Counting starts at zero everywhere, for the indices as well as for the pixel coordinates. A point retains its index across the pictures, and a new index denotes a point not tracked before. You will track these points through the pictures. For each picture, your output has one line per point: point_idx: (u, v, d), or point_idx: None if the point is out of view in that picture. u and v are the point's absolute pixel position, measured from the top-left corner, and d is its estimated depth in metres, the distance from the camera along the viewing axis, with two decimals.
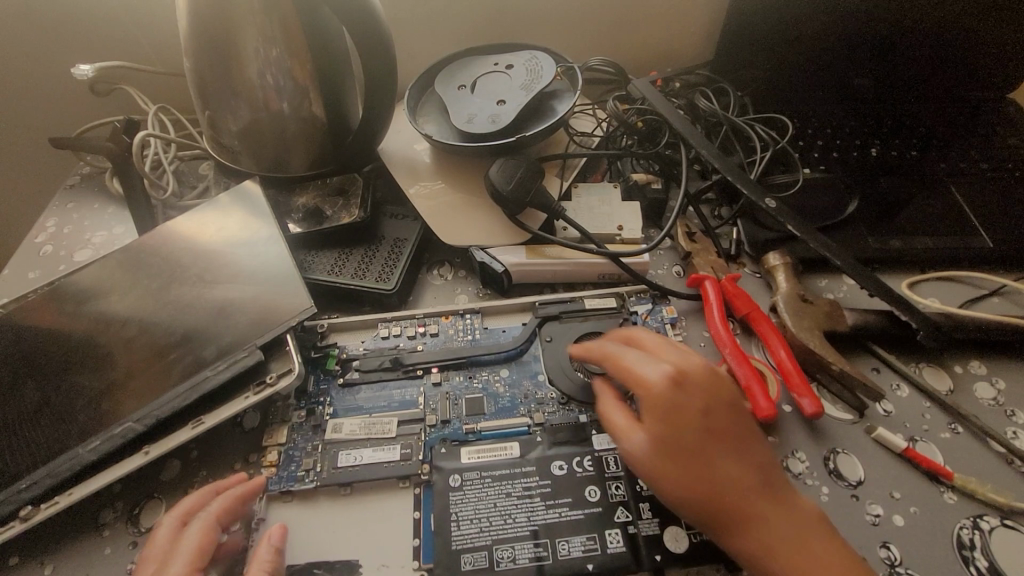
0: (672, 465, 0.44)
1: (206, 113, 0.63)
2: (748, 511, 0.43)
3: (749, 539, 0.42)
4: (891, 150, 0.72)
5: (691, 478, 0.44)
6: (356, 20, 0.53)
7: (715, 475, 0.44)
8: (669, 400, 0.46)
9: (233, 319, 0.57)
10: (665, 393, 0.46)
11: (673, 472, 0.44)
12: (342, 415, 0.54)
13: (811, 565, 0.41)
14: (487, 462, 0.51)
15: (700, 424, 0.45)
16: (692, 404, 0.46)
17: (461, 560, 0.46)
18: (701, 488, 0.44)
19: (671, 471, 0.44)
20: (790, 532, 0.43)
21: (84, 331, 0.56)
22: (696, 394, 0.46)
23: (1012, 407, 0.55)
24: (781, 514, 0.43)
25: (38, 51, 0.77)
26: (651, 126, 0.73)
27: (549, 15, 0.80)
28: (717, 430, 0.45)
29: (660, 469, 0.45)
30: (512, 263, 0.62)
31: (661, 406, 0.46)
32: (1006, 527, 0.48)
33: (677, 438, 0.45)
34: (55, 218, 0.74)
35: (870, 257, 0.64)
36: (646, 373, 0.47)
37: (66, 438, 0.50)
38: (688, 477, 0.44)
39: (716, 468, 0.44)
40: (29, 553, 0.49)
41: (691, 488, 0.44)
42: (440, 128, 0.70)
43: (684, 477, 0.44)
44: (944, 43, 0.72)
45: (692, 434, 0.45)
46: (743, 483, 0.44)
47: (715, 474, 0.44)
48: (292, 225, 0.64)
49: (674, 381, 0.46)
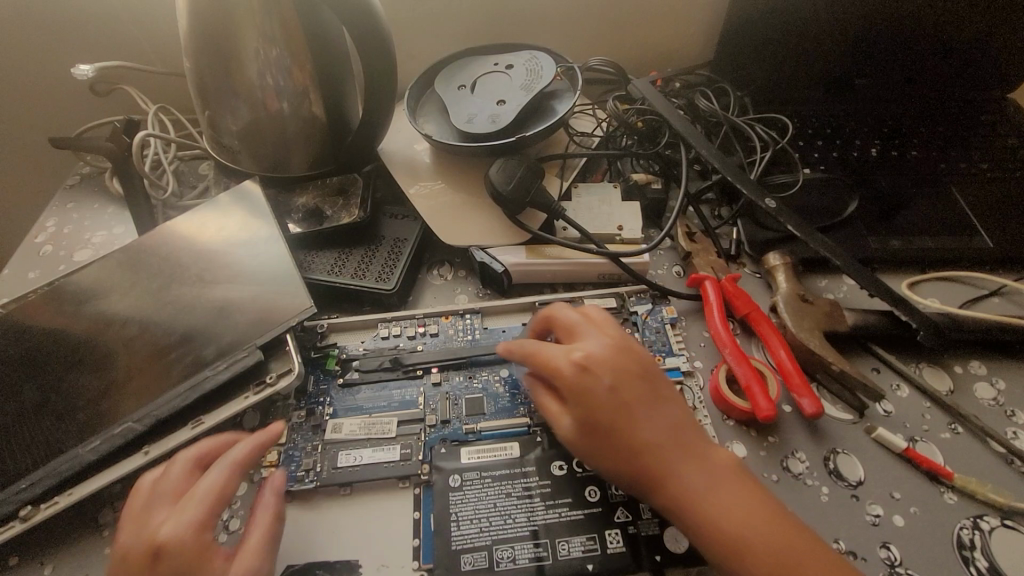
0: (590, 441, 0.46)
1: (206, 113, 0.63)
2: (666, 477, 0.44)
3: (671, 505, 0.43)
4: (891, 150, 0.73)
5: (608, 454, 0.45)
6: (356, 19, 0.53)
7: (629, 449, 0.45)
8: (575, 384, 0.47)
9: (233, 319, 0.57)
10: (571, 376, 0.47)
11: (596, 447, 0.46)
12: (342, 415, 0.54)
13: (728, 526, 0.42)
14: (487, 462, 0.51)
15: (611, 398, 0.46)
16: (599, 382, 0.47)
17: (461, 560, 0.46)
18: (618, 463, 0.45)
19: (594, 446, 0.46)
20: (710, 492, 0.43)
21: (84, 331, 0.56)
22: (603, 370, 0.47)
23: (1012, 407, 0.55)
24: (702, 475, 0.44)
25: (38, 51, 0.77)
26: (651, 126, 0.73)
27: (549, 15, 0.80)
28: (628, 404, 0.46)
29: (582, 447, 0.46)
30: (513, 263, 0.62)
31: (572, 388, 0.47)
32: (1006, 527, 0.48)
33: (590, 417, 0.46)
34: (55, 218, 0.74)
35: (870, 258, 0.64)
36: (555, 357, 0.49)
37: (66, 438, 0.50)
38: (608, 450, 0.45)
39: (631, 441, 0.45)
40: (28, 553, 0.49)
41: (609, 464, 0.45)
42: (441, 128, 0.70)
43: (605, 451, 0.45)
44: (944, 42, 0.72)
45: (604, 409, 0.46)
46: (658, 451, 0.44)
47: (629, 448, 0.45)
48: (292, 225, 0.64)
49: (579, 365, 0.48)
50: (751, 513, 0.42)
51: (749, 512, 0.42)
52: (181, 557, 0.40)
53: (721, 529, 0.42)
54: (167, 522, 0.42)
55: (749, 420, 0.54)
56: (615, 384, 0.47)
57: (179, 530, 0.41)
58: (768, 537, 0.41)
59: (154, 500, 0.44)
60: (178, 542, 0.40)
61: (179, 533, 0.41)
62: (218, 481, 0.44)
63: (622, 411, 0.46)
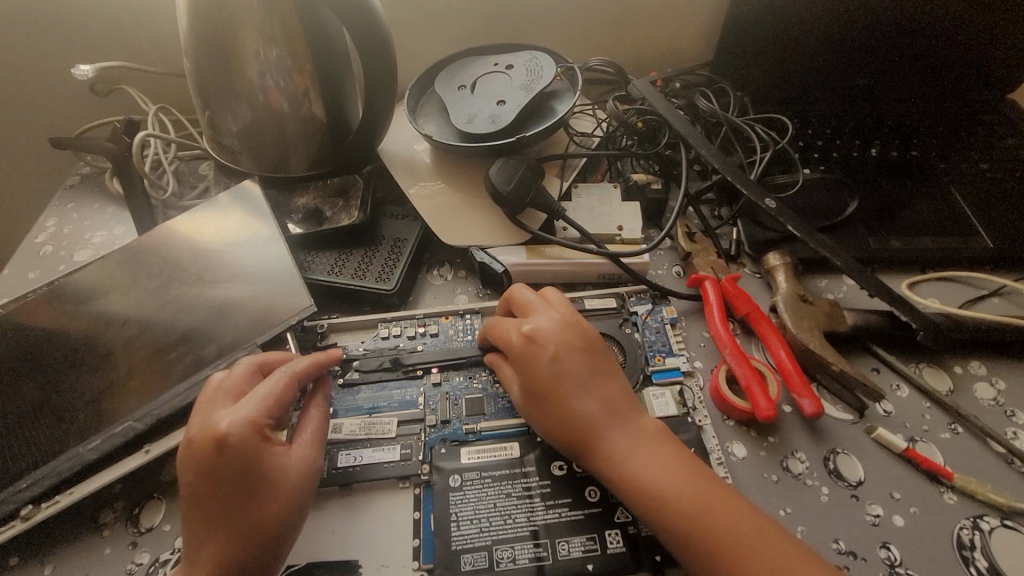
0: (532, 407, 0.49)
1: (206, 113, 0.63)
2: (600, 443, 0.46)
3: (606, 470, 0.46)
4: (891, 150, 0.73)
5: (550, 422, 0.48)
6: (356, 19, 0.53)
7: (567, 417, 0.47)
8: (522, 356, 0.50)
9: (233, 318, 0.57)
10: (518, 348, 0.50)
11: (537, 412, 0.49)
12: (342, 415, 0.54)
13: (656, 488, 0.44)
14: (487, 462, 0.51)
15: (553, 369, 0.49)
16: (543, 353, 0.49)
17: (461, 560, 0.46)
18: (559, 430, 0.47)
19: (536, 411, 0.49)
20: (642, 457, 0.45)
21: (84, 331, 0.56)
22: (548, 343, 0.50)
23: (1012, 407, 0.55)
24: (635, 444, 0.46)
25: (38, 51, 0.77)
26: (651, 126, 0.73)
27: (549, 15, 0.80)
28: (569, 374, 0.49)
29: (528, 414, 0.49)
30: (512, 263, 0.62)
31: (518, 358, 0.50)
32: (1006, 527, 0.48)
33: (534, 388, 0.49)
34: (56, 218, 0.74)
35: (870, 258, 0.64)
36: (507, 330, 0.52)
37: (67, 437, 0.50)
38: (548, 416, 0.48)
39: (568, 411, 0.48)
40: (28, 553, 0.49)
41: (551, 430, 0.48)
42: (441, 128, 0.70)
43: (545, 416, 0.48)
44: (944, 43, 0.72)
45: (545, 378, 0.49)
46: (593, 420, 0.47)
47: (567, 416, 0.47)
48: (293, 225, 0.65)
49: (526, 338, 0.50)
50: (678, 476, 0.44)
51: (677, 476, 0.44)
52: (247, 448, 0.43)
53: (646, 491, 0.44)
54: (228, 415, 0.44)
55: (748, 420, 0.54)
56: (559, 355, 0.49)
57: (243, 424, 0.43)
58: (688, 498, 0.43)
59: (210, 398, 0.46)
60: (241, 433, 0.43)
61: (241, 425, 0.43)
62: (275, 387, 0.47)
63: (562, 380, 0.48)
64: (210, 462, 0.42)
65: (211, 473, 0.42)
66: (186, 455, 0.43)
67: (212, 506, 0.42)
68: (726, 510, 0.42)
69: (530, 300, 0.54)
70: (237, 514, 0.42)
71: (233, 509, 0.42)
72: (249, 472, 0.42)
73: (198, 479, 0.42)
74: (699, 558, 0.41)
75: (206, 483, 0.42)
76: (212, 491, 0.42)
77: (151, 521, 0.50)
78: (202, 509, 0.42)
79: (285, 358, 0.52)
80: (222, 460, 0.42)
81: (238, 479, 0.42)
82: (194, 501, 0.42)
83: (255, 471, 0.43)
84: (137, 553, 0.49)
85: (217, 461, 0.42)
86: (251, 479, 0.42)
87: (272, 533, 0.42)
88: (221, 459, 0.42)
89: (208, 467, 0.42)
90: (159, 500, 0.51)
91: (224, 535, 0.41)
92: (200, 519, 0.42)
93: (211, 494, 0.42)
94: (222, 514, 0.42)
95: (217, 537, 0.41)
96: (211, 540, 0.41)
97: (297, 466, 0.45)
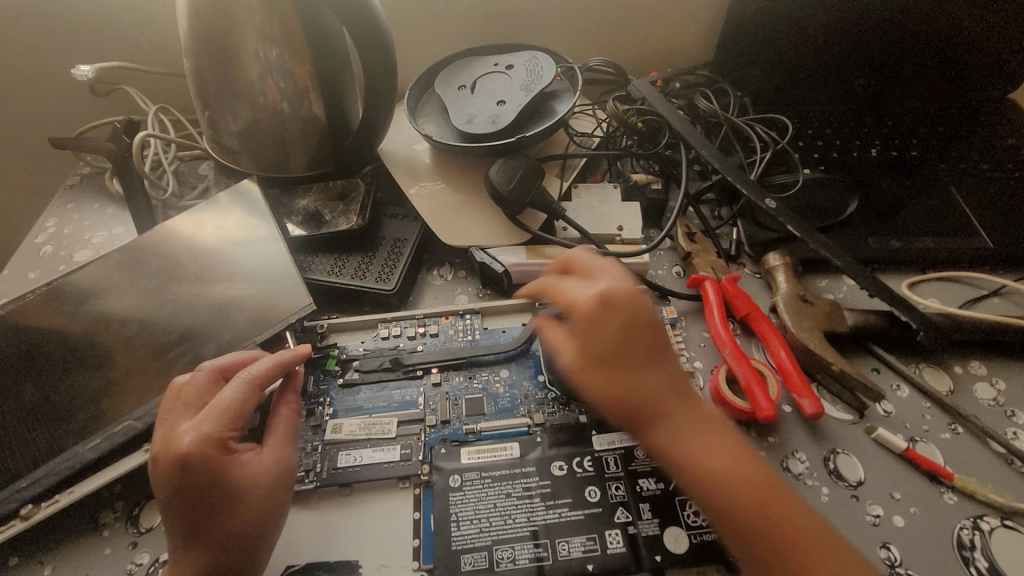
0: (594, 373, 0.46)
1: (206, 113, 0.63)
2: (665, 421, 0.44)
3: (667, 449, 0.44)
4: (891, 150, 0.73)
5: (613, 392, 0.45)
6: (355, 19, 0.53)
7: (632, 390, 0.45)
8: (593, 320, 0.46)
9: (232, 318, 0.57)
10: (588, 311, 0.47)
11: (594, 376, 0.46)
12: (342, 415, 0.54)
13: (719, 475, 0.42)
14: (487, 462, 0.51)
15: (621, 336, 0.46)
16: (616, 320, 0.46)
17: (461, 560, 0.46)
18: (623, 401, 0.45)
19: (594, 375, 0.46)
20: (704, 441, 0.43)
21: (84, 331, 0.56)
22: (620, 308, 0.47)
23: (1012, 407, 0.55)
24: (698, 427, 0.44)
25: (38, 51, 0.77)
26: (651, 126, 0.73)
27: (549, 15, 0.80)
28: (638, 344, 0.46)
29: (585, 381, 0.46)
30: (512, 263, 0.62)
31: (585, 319, 0.47)
32: (1006, 527, 0.48)
33: (601, 354, 0.46)
34: (56, 218, 0.74)
35: (870, 258, 0.64)
36: (574, 290, 0.49)
37: (66, 437, 0.50)
38: (608, 381, 0.45)
39: (634, 383, 0.45)
40: (28, 553, 0.49)
41: (613, 400, 0.45)
42: (441, 128, 0.70)
43: (604, 380, 0.45)
44: (944, 43, 0.72)
45: (614, 344, 0.46)
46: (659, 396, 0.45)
47: (633, 389, 0.45)
48: (292, 226, 0.64)
49: (600, 301, 0.47)
50: (735, 465, 0.42)
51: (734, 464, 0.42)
52: (210, 463, 0.42)
53: (707, 476, 0.42)
54: (191, 430, 0.43)
55: (749, 420, 0.54)
56: (632, 324, 0.46)
57: (202, 440, 0.42)
58: (751, 489, 0.41)
59: (172, 412, 0.45)
60: (200, 452, 0.42)
61: (198, 444, 0.42)
62: (237, 395, 0.45)
63: (631, 349, 0.46)
64: (175, 483, 0.42)
65: (178, 491, 0.42)
66: (154, 473, 0.43)
67: (189, 519, 0.42)
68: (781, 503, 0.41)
69: (596, 264, 0.51)
70: (212, 525, 0.42)
71: (208, 521, 0.42)
72: (215, 487, 0.42)
73: (168, 496, 0.42)
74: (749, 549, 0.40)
75: (177, 501, 0.42)
76: (185, 505, 0.42)
77: (150, 521, 0.50)
78: (179, 523, 0.42)
79: (252, 357, 0.50)
80: (190, 475, 0.42)
81: (206, 493, 0.42)
82: (170, 516, 0.42)
83: (224, 482, 0.42)
84: (137, 553, 0.49)
85: (182, 478, 0.42)
86: (220, 492, 0.42)
87: (248, 539, 0.43)
88: (189, 476, 0.42)
89: (174, 484, 0.42)
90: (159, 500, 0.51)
91: (202, 545, 0.42)
92: (177, 532, 0.42)
93: (184, 510, 0.42)
94: (198, 526, 0.42)
95: (198, 549, 0.42)
96: (192, 552, 0.42)
97: (268, 471, 0.45)
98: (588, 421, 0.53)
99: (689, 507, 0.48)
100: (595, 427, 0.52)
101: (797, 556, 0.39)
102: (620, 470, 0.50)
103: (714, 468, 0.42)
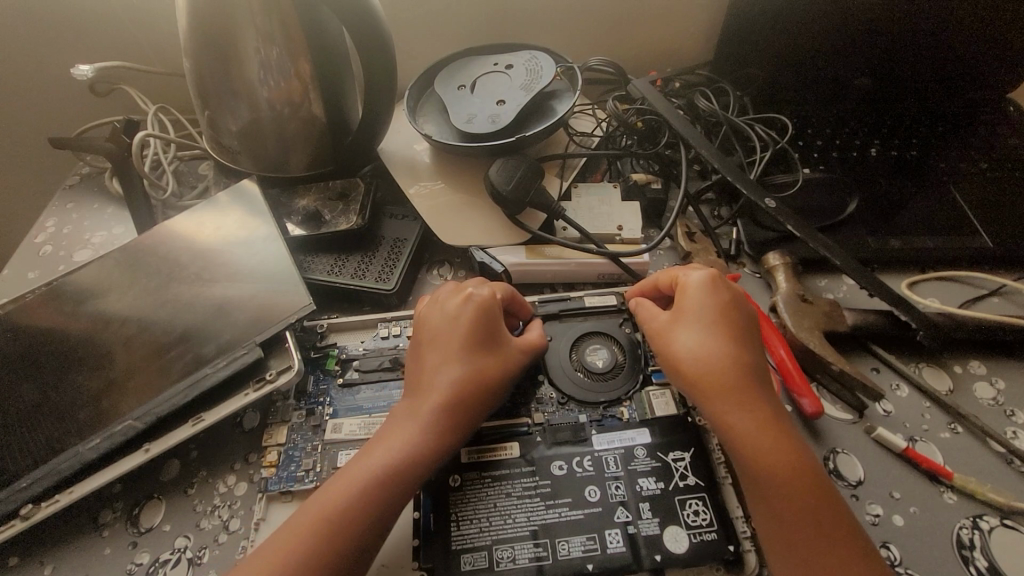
0: (683, 338, 0.49)
1: (206, 113, 0.63)
2: (736, 396, 0.45)
3: (727, 420, 0.45)
4: (891, 150, 0.73)
5: (701, 355, 0.47)
6: (354, 19, 0.52)
7: (714, 359, 0.47)
8: (697, 297, 0.50)
9: (232, 317, 0.56)
10: (695, 289, 0.50)
11: (678, 341, 0.49)
12: (343, 415, 0.54)
13: (772, 455, 0.43)
14: (487, 462, 0.50)
15: (721, 316, 0.49)
16: (723, 301, 0.50)
17: (461, 560, 0.46)
18: (703, 368, 0.47)
19: (680, 341, 0.49)
20: (764, 425, 0.44)
21: (83, 331, 0.56)
22: (725, 295, 0.50)
23: (1012, 407, 0.55)
24: (764, 411, 0.45)
25: (37, 51, 0.77)
26: (650, 126, 0.73)
27: (549, 16, 0.81)
28: (733, 328, 0.48)
29: (669, 348, 0.50)
30: (512, 263, 0.63)
31: (688, 296, 0.50)
32: (1006, 527, 0.48)
33: (701, 322, 0.49)
34: (55, 217, 0.74)
35: (870, 257, 0.64)
36: (688, 272, 0.52)
37: (66, 436, 0.50)
38: (688, 350, 0.48)
39: (717, 353, 0.47)
40: (28, 554, 0.50)
41: (697, 362, 0.47)
42: (441, 128, 0.70)
43: (687, 347, 0.48)
44: (944, 42, 0.72)
45: (710, 321, 0.49)
46: (737, 372, 0.46)
47: (718, 359, 0.47)
48: (292, 225, 0.64)
49: (708, 283, 0.50)
50: (790, 455, 0.43)
51: (790, 459, 0.43)
52: (492, 312, 0.52)
53: (759, 454, 0.43)
54: (477, 287, 0.53)
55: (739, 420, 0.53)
56: (733, 307, 0.50)
57: (490, 295, 0.52)
58: (795, 479, 0.42)
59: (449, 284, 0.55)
60: (485, 303, 0.52)
61: (486, 294, 0.52)
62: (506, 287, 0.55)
63: (724, 330, 0.48)
64: (461, 317, 0.51)
65: (462, 324, 0.51)
66: (438, 312, 0.52)
67: (449, 345, 0.50)
68: (826, 502, 0.41)
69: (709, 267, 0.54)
70: (459, 360, 0.49)
71: (459, 351, 0.49)
72: (487, 335, 0.51)
73: (449, 328, 0.51)
74: (779, 533, 0.41)
75: (457, 332, 0.50)
76: (447, 340, 0.50)
77: (151, 520, 0.51)
78: (435, 354, 0.50)
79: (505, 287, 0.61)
80: (466, 316, 0.51)
81: (482, 335, 0.51)
82: (424, 349, 0.51)
83: (488, 330, 0.51)
84: (137, 553, 0.49)
85: (471, 313, 0.51)
86: (486, 338, 0.51)
87: (483, 395, 0.49)
88: (468, 309, 0.51)
89: (462, 317, 0.51)
90: (158, 500, 0.52)
91: (453, 365, 0.49)
92: (426, 363, 0.50)
93: (455, 340, 0.50)
94: (454, 352, 0.49)
95: (440, 377, 0.48)
96: (436, 378, 0.48)
97: (512, 350, 0.52)
98: (588, 421, 0.53)
99: (689, 506, 0.48)
100: (595, 427, 0.52)
101: (817, 544, 0.40)
102: (620, 470, 0.50)
103: (773, 456, 0.43)
